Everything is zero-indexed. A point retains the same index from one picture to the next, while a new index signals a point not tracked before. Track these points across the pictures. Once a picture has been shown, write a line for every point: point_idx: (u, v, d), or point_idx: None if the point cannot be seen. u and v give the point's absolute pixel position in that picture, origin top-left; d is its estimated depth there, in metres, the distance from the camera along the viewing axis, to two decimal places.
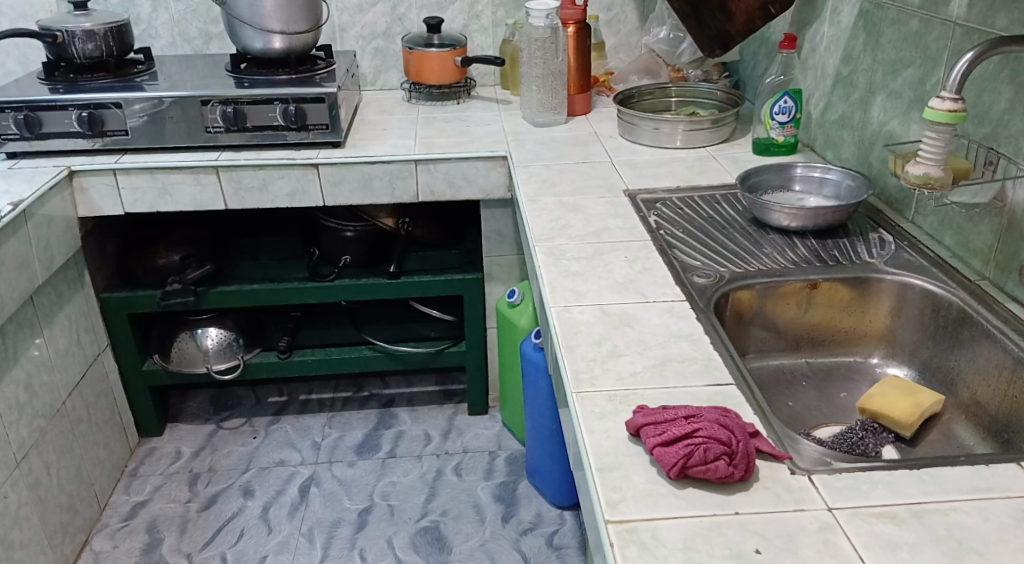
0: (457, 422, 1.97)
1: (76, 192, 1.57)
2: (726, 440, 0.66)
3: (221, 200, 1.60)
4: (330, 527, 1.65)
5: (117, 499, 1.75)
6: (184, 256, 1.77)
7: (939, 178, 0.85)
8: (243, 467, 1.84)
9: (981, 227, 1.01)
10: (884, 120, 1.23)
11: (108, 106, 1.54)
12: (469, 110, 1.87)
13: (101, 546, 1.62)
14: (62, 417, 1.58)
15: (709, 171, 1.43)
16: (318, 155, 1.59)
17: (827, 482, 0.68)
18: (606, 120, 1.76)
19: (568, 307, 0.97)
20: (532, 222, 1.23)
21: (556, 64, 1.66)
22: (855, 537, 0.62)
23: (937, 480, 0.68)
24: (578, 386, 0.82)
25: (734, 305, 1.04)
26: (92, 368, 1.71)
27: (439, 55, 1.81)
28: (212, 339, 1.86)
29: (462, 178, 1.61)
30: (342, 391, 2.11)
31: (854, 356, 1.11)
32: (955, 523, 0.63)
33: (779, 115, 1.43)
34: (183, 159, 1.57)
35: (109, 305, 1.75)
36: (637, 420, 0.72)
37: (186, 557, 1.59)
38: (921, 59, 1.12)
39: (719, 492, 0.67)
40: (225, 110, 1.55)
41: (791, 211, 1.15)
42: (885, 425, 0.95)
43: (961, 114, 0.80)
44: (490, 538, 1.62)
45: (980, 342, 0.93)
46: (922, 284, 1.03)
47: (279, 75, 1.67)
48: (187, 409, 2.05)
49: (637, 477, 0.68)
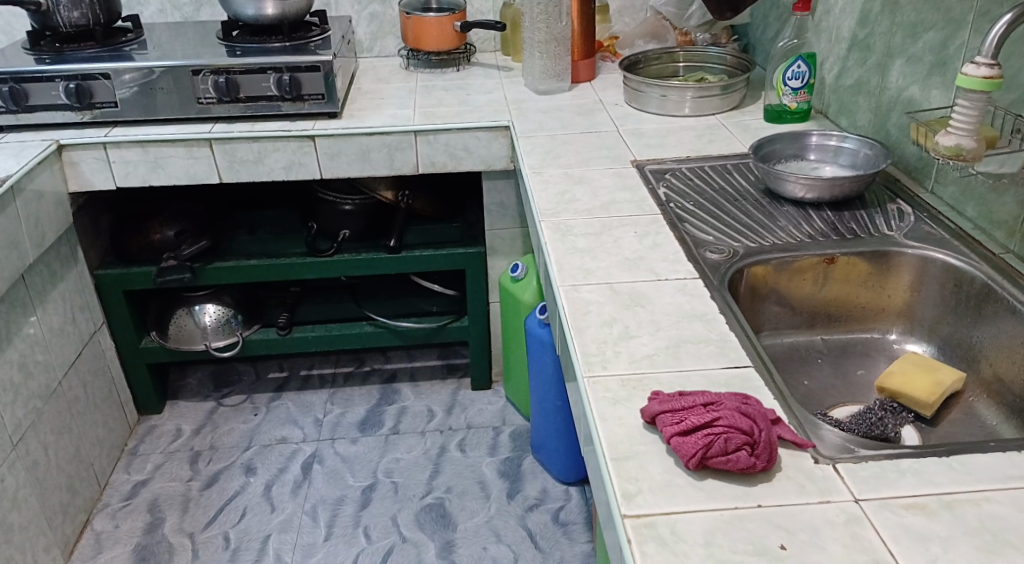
0: (460, 398, 1.95)
1: (66, 166, 1.52)
2: (748, 429, 0.63)
3: (215, 174, 1.55)
4: (334, 505, 1.64)
5: (117, 478, 1.73)
6: (179, 231, 1.73)
7: (971, 149, 0.80)
8: (244, 444, 1.82)
9: (1007, 198, 0.96)
10: (903, 85, 1.18)
11: (96, 77, 1.48)
12: (469, 78, 1.81)
13: (103, 526, 1.61)
14: (59, 397, 1.55)
15: (719, 141, 1.39)
16: (315, 126, 1.53)
17: (852, 471, 0.65)
18: (611, 87, 1.71)
19: (576, 286, 0.94)
20: (537, 195, 1.18)
21: (559, 28, 1.60)
22: (883, 530, 0.59)
23: (966, 467, 0.65)
24: (589, 371, 0.78)
25: (749, 281, 1.01)
26: (88, 346, 1.68)
27: (437, 21, 1.75)
28: (209, 316, 1.83)
29: (463, 149, 1.56)
30: (343, 366, 2.09)
31: (872, 332, 1.08)
32: (988, 514, 0.60)
33: (793, 81, 1.37)
34: (175, 131, 1.52)
35: (104, 282, 1.72)
36: (651, 408, 0.69)
37: (189, 537, 1.57)
38: (943, 22, 1.06)
39: (740, 483, 0.64)
40: (217, 80, 1.49)
41: (806, 182, 1.10)
42: (904, 404, 0.92)
43: (997, 80, 0.74)
44: (495, 515, 1.60)
45: (1004, 318, 0.90)
46: (943, 257, 0.99)
47: (271, 42, 1.61)
48: (186, 386, 2.03)
49: (653, 468, 0.65)
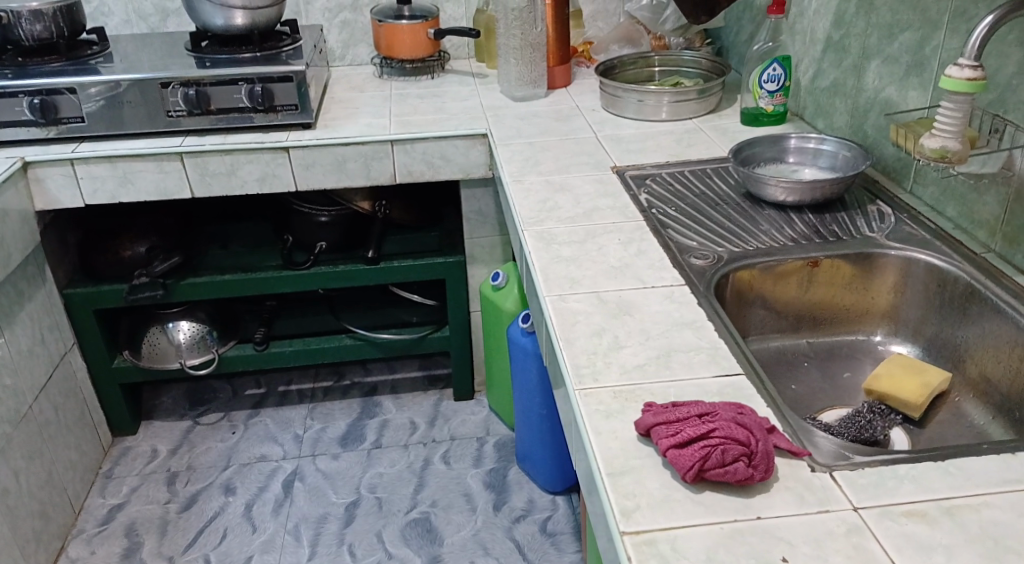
0: (443, 409, 1.93)
1: (31, 183, 1.47)
2: (745, 439, 0.62)
3: (186, 188, 1.51)
4: (317, 523, 1.60)
5: (92, 503, 1.68)
6: (150, 247, 1.69)
7: (956, 151, 0.79)
8: (223, 464, 1.78)
9: (987, 197, 0.97)
10: (879, 86, 1.18)
11: (62, 91, 1.44)
12: (444, 85, 1.80)
13: (78, 553, 1.56)
14: (29, 422, 1.50)
15: (699, 145, 1.38)
16: (288, 137, 1.51)
17: (850, 479, 0.64)
18: (588, 92, 1.70)
19: (563, 296, 0.92)
20: (519, 204, 1.17)
21: (534, 34, 1.59)
22: (886, 540, 0.58)
23: (964, 472, 0.65)
24: (580, 383, 0.77)
25: (734, 286, 1.00)
26: (58, 368, 1.63)
27: (411, 28, 1.73)
28: (184, 333, 1.78)
29: (441, 157, 1.54)
30: (322, 379, 2.06)
31: (857, 334, 1.08)
32: (989, 520, 0.60)
33: (768, 84, 1.38)
34: (144, 145, 1.48)
35: (73, 301, 1.67)
36: (646, 420, 0.68)
37: (168, 560, 1.53)
38: (919, 22, 1.07)
39: (739, 495, 0.62)
40: (187, 92, 1.46)
41: (788, 185, 1.10)
42: (892, 406, 0.92)
43: (981, 81, 0.74)
44: (482, 527, 1.58)
45: (989, 318, 0.90)
46: (927, 259, 0.99)
47: (241, 52, 1.58)
48: (161, 405, 1.98)
49: (650, 483, 0.64)
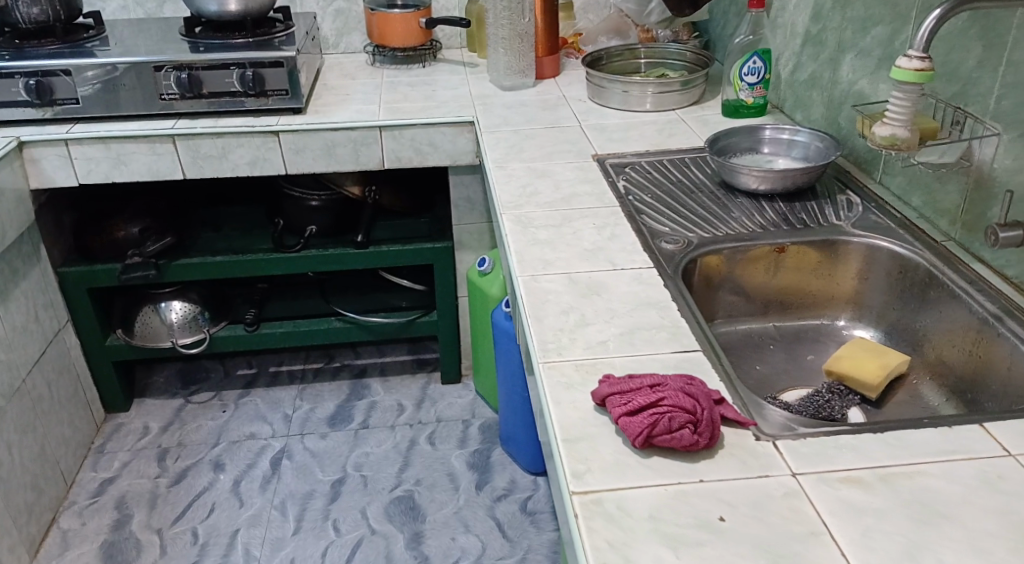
0: (430, 392, 1.97)
1: (27, 163, 1.50)
2: (691, 407, 0.65)
3: (179, 170, 1.54)
4: (303, 499, 1.64)
5: (84, 477, 1.72)
6: (143, 228, 1.71)
7: (905, 139, 0.83)
8: (213, 441, 1.81)
9: (949, 186, 1.00)
10: (853, 79, 1.21)
11: (57, 73, 1.47)
12: (435, 74, 1.83)
13: (69, 524, 1.60)
14: (22, 396, 1.54)
15: (679, 135, 1.42)
16: (279, 121, 1.54)
17: (793, 447, 0.68)
18: (575, 83, 1.73)
19: (536, 276, 0.96)
20: (500, 189, 1.20)
21: (522, 25, 1.62)
22: (820, 503, 0.62)
23: (902, 443, 0.68)
24: (545, 357, 0.81)
25: (703, 270, 1.04)
26: (52, 345, 1.67)
27: (403, 17, 1.76)
28: (176, 313, 1.82)
29: (429, 144, 1.57)
30: (313, 361, 2.09)
31: (822, 319, 1.11)
32: (921, 486, 0.63)
33: (748, 76, 1.41)
34: (137, 127, 1.51)
35: (67, 280, 1.70)
36: (601, 390, 0.71)
37: (157, 533, 1.57)
38: (890, 16, 1.10)
39: (685, 460, 0.66)
40: (179, 76, 1.49)
41: (759, 174, 1.14)
42: (851, 387, 0.96)
43: (928, 73, 0.77)
44: (464, 506, 1.62)
45: (946, 303, 0.94)
46: (889, 246, 1.02)
47: (235, 38, 1.60)
48: (154, 384, 2.02)
49: (603, 449, 0.68)
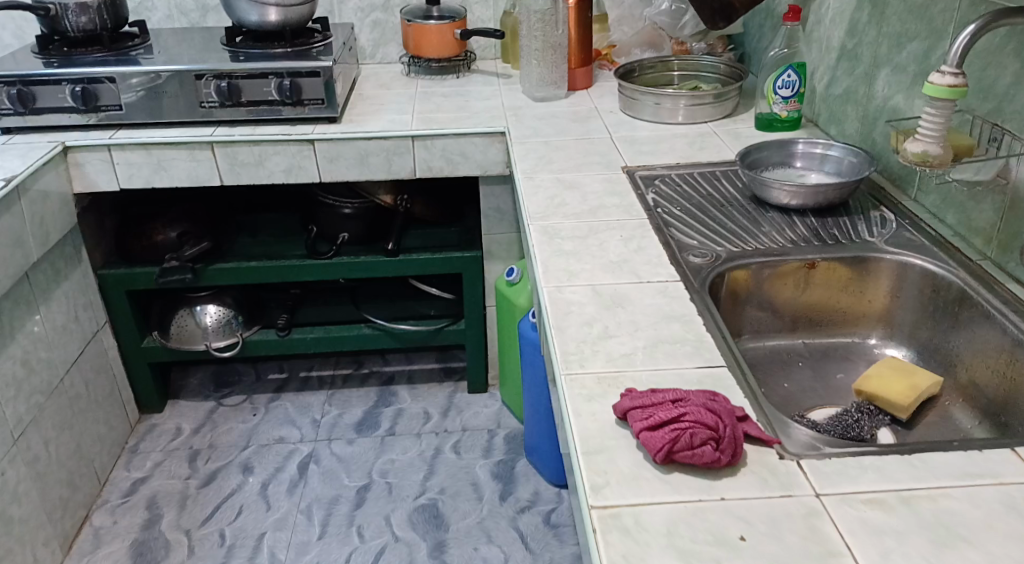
0: (456, 400, 1.97)
1: (71, 167, 1.55)
2: (713, 424, 0.65)
3: (216, 176, 1.58)
4: (328, 504, 1.66)
5: (117, 475, 1.76)
6: (182, 232, 1.75)
7: (937, 155, 0.81)
8: (242, 444, 1.84)
9: (984, 205, 0.98)
10: (888, 95, 1.20)
11: (103, 80, 1.52)
12: (469, 84, 1.85)
13: (102, 521, 1.64)
14: (61, 393, 1.58)
15: (710, 148, 1.41)
16: (314, 130, 1.56)
17: (816, 467, 0.66)
18: (607, 95, 1.73)
19: (560, 287, 0.96)
20: (528, 200, 1.21)
21: (556, 36, 1.63)
22: (842, 523, 0.60)
23: (927, 465, 0.67)
24: (567, 368, 0.81)
25: (730, 285, 1.03)
26: (91, 345, 1.72)
27: (438, 29, 1.78)
28: (211, 317, 1.86)
29: (460, 154, 1.58)
30: (342, 367, 2.12)
31: (852, 337, 1.09)
32: (945, 510, 0.62)
33: (782, 90, 1.40)
34: (178, 134, 1.55)
35: (107, 282, 1.75)
36: (623, 403, 0.71)
37: (185, 533, 1.60)
38: (925, 32, 1.09)
39: (706, 477, 0.65)
40: (219, 85, 1.53)
41: (790, 189, 1.12)
42: (880, 407, 0.94)
43: (961, 89, 0.76)
44: (487, 516, 1.62)
45: (979, 323, 0.92)
46: (922, 264, 1.00)
47: (273, 48, 1.64)
48: (187, 386, 2.06)
49: (621, 462, 0.67)
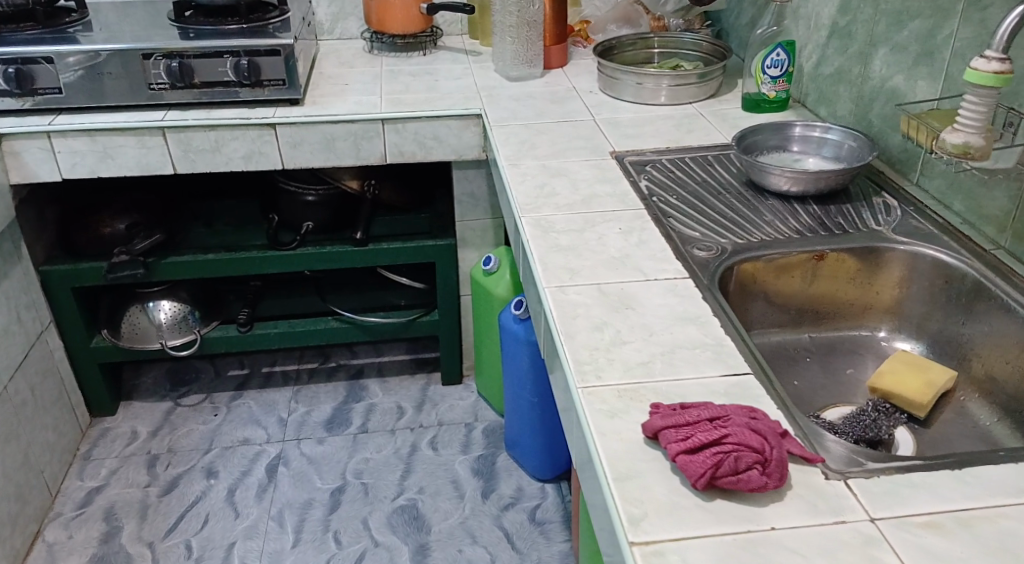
0: (430, 393, 1.90)
1: (7, 157, 1.41)
2: (759, 446, 0.60)
3: (169, 164, 1.46)
4: (301, 509, 1.57)
5: (69, 485, 1.64)
6: (131, 224, 1.63)
7: (979, 147, 0.79)
8: (205, 447, 1.74)
9: (997, 192, 0.95)
10: (886, 76, 1.16)
11: (38, 60, 1.38)
12: (437, 62, 1.75)
13: (55, 537, 1.52)
14: (5, 402, 1.45)
15: (698, 130, 1.35)
16: (275, 113, 1.45)
17: (865, 487, 0.62)
18: (584, 74, 1.66)
19: (562, 287, 0.89)
20: (515, 189, 1.13)
21: (531, 12, 1.54)
22: (903, 552, 0.56)
23: (980, 481, 0.63)
24: (582, 381, 0.74)
25: (737, 278, 0.97)
26: (35, 347, 1.58)
27: (403, 3, 1.68)
28: (165, 313, 1.73)
29: (433, 138, 1.49)
30: (308, 361, 2.02)
31: (860, 329, 1.06)
32: (1006, 532, 0.58)
33: (771, 69, 1.35)
34: (125, 119, 1.42)
35: (50, 279, 1.61)
36: (654, 422, 0.65)
37: (148, 546, 1.50)
38: (929, 10, 1.04)
39: (751, 504, 0.60)
40: (169, 65, 1.40)
41: (793, 175, 1.08)
42: (897, 405, 0.90)
43: (1008, 75, 0.74)
44: (470, 515, 1.56)
45: (997, 316, 0.88)
46: (934, 254, 0.97)
47: (227, 24, 1.51)
48: (141, 385, 1.94)
49: (657, 489, 0.61)
